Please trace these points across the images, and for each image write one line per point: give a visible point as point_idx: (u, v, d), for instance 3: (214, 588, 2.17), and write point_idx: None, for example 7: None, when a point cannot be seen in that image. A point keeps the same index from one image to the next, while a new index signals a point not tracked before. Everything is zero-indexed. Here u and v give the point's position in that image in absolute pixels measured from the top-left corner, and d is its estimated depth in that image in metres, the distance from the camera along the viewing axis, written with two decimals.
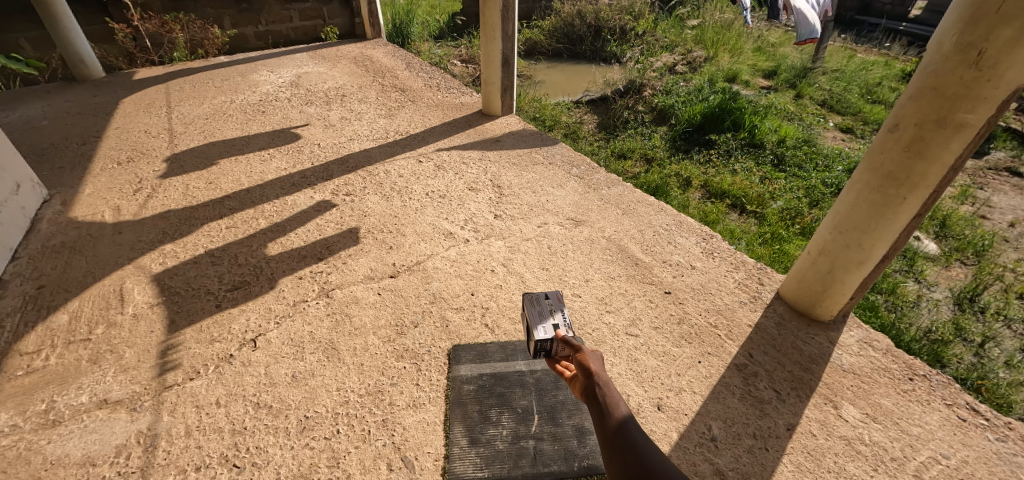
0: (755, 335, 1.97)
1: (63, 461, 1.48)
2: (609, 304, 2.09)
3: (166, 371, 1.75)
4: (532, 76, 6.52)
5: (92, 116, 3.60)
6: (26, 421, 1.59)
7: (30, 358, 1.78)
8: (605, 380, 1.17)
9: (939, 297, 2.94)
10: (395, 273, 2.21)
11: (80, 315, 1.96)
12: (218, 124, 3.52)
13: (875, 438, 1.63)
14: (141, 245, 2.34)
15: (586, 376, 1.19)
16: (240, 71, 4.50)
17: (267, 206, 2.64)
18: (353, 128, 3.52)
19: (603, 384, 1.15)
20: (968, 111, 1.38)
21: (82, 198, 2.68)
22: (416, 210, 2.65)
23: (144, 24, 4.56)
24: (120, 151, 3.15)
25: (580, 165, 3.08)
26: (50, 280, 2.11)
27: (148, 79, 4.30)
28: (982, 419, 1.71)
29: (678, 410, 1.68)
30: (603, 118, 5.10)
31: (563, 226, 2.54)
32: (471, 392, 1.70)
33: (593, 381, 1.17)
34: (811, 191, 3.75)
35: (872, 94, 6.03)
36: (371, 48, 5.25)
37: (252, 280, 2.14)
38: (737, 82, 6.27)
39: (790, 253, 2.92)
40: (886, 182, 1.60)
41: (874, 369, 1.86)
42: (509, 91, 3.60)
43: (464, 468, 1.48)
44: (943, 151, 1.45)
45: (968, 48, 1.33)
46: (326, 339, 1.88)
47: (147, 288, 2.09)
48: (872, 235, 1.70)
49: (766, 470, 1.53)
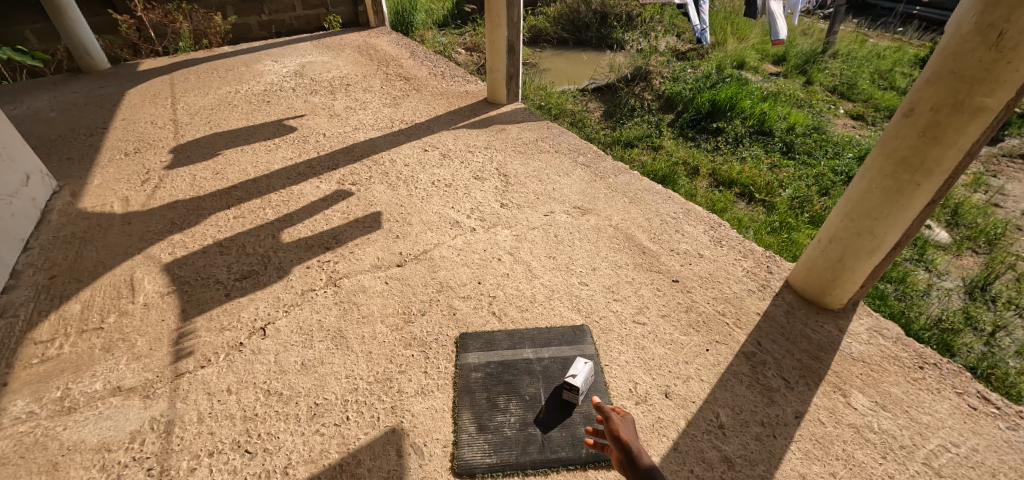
0: (764, 323, 1.96)
1: (79, 447, 1.51)
2: (616, 292, 2.09)
3: (179, 359, 1.77)
4: (537, 64, 6.46)
5: (98, 108, 3.61)
6: (43, 407, 1.61)
7: (44, 347, 1.81)
8: (635, 443, 1.27)
9: (950, 286, 2.91)
10: (402, 262, 2.21)
11: (93, 304, 1.98)
12: (224, 115, 3.53)
13: (885, 426, 1.63)
14: (150, 236, 2.36)
15: (619, 443, 1.27)
16: (244, 61, 4.49)
17: (274, 196, 2.64)
18: (358, 117, 3.51)
19: (630, 441, 1.26)
20: (986, 95, 1.35)
21: (91, 189, 2.70)
22: (422, 199, 2.64)
23: (148, 14, 4.57)
24: (128, 142, 3.17)
25: (586, 153, 3.06)
26: (62, 270, 2.14)
27: (152, 70, 4.29)
28: (993, 408, 1.70)
29: (686, 398, 1.69)
30: (609, 106, 5.04)
31: (569, 215, 2.53)
32: (478, 380, 1.71)
33: (627, 448, 1.25)
34: (820, 179, 3.72)
35: (883, 80, 5.91)
36: (375, 36, 5.22)
37: (260, 270, 2.15)
38: (745, 67, 6.23)
39: (799, 243, 2.90)
40: (900, 168, 1.57)
41: (883, 357, 1.85)
42: (515, 78, 3.54)
43: (472, 454, 1.50)
44: (959, 135, 1.42)
45: (988, 30, 1.30)
46: (334, 327, 1.89)
47: (157, 277, 2.11)
48: (884, 222, 1.68)
49: (774, 457, 1.53)
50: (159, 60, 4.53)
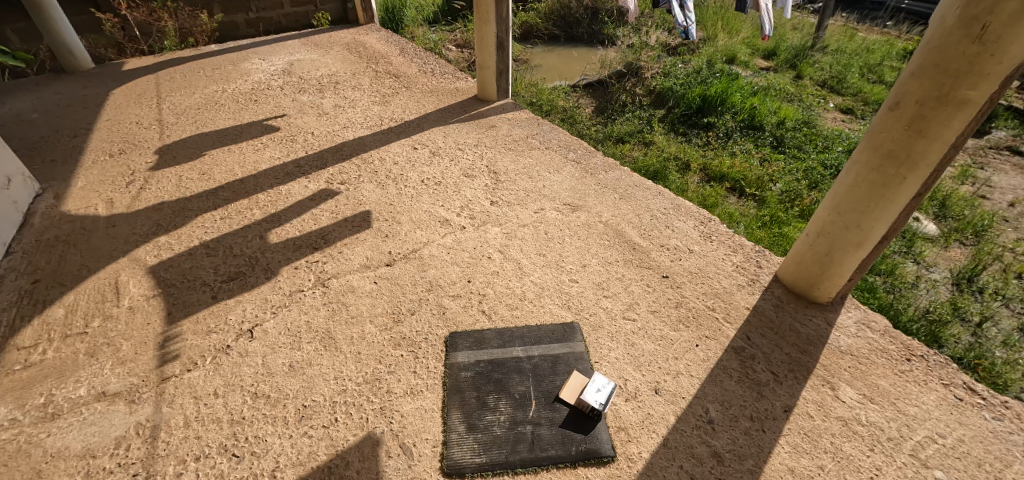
0: (754, 318, 1.96)
1: (63, 453, 1.49)
2: (606, 289, 2.08)
3: (164, 363, 1.75)
4: (528, 61, 6.44)
5: (82, 108, 3.55)
6: (26, 414, 1.59)
7: (27, 352, 1.78)
8: None
9: (937, 278, 2.94)
10: (391, 262, 2.20)
11: (77, 308, 1.95)
12: (211, 114, 3.48)
13: (872, 418, 1.64)
14: (135, 238, 2.32)
15: None
16: (231, 59, 4.44)
17: (261, 197, 2.62)
18: (347, 116, 3.48)
19: None
20: (970, 88, 1.35)
21: (75, 191, 2.66)
22: (412, 198, 2.62)
23: (132, 13, 4.49)
24: (113, 143, 3.12)
25: (577, 149, 3.06)
26: (45, 274, 2.10)
27: (137, 69, 4.23)
28: (979, 399, 1.71)
29: (676, 393, 1.69)
30: (601, 102, 5.03)
31: (560, 212, 2.52)
32: (468, 379, 1.70)
33: None
34: (810, 173, 3.74)
35: (872, 74, 5.95)
36: (365, 33, 5.17)
37: (247, 271, 2.13)
38: (736, 62, 6.25)
39: (789, 237, 2.92)
40: (886, 161, 1.58)
41: (871, 350, 1.86)
42: (505, 75, 3.53)
43: (462, 454, 1.49)
44: (944, 129, 1.43)
45: (972, 23, 1.30)
46: (322, 328, 1.87)
47: (143, 280, 2.09)
48: (871, 216, 1.68)
49: (763, 451, 1.54)
50: (144, 59, 4.47)
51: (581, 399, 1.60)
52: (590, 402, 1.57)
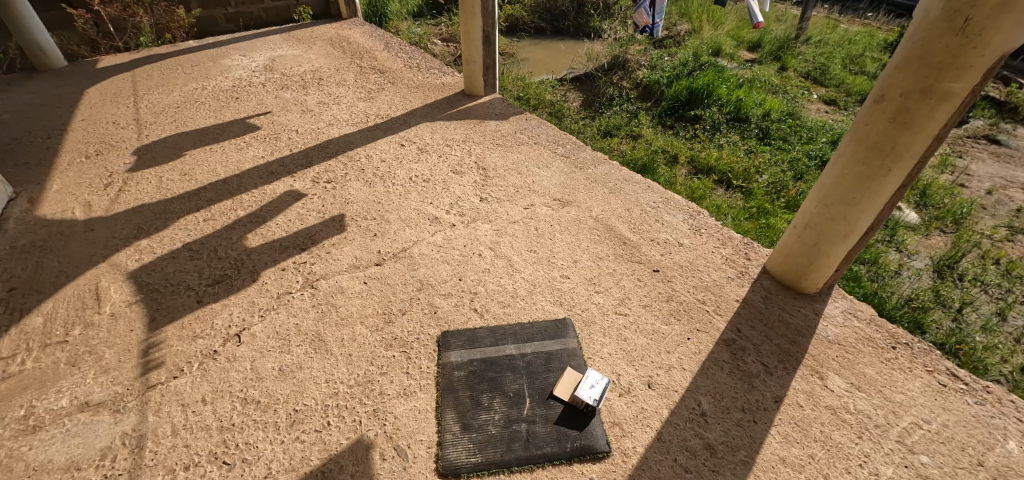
0: (743, 309, 1.98)
1: (46, 467, 1.45)
2: (598, 284, 2.09)
3: (148, 370, 1.71)
4: (515, 55, 6.40)
5: (55, 108, 3.44)
6: (5, 427, 1.54)
7: (5, 363, 1.73)
8: None
9: (920, 266, 2.99)
10: (380, 261, 2.17)
11: (56, 316, 1.90)
12: (191, 113, 3.39)
13: (860, 406, 1.67)
14: (115, 242, 2.26)
15: None
16: (210, 55, 4.33)
17: (245, 197, 2.56)
18: (332, 113, 3.42)
19: None
20: (953, 80, 1.37)
21: (50, 194, 2.58)
22: (400, 196, 2.59)
23: (105, 9, 4.35)
24: (88, 144, 3.03)
25: (565, 144, 3.05)
26: (21, 282, 2.04)
27: (112, 68, 4.11)
28: (962, 384, 1.76)
29: (669, 387, 1.70)
30: (588, 95, 5.02)
31: (550, 208, 2.52)
32: (461, 378, 1.69)
33: None
34: (795, 164, 3.78)
35: (854, 65, 6.03)
36: (348, 28, 5.08)
37: (233, 274, 2.09)
38: (721, 54, 6.28)
39: (776, 228, 2.95)
40: (871, 153, 1.60)
41: (858, 339, 1.90)
42: (492, 70, 3.49)
43: (457, 454, 1.49)
44: (928, 121, 1.45)
45: (955, 15, 1.31)
46: (312, 331, 1.85)
47: (124, 286, 2.03)
48: (857, 207, 1.70)
49: (755, 442, 1.56)
50: (119, 57, 4.35)
51: (575, 396, 1.60)
52: (584, 398, 1.57)
